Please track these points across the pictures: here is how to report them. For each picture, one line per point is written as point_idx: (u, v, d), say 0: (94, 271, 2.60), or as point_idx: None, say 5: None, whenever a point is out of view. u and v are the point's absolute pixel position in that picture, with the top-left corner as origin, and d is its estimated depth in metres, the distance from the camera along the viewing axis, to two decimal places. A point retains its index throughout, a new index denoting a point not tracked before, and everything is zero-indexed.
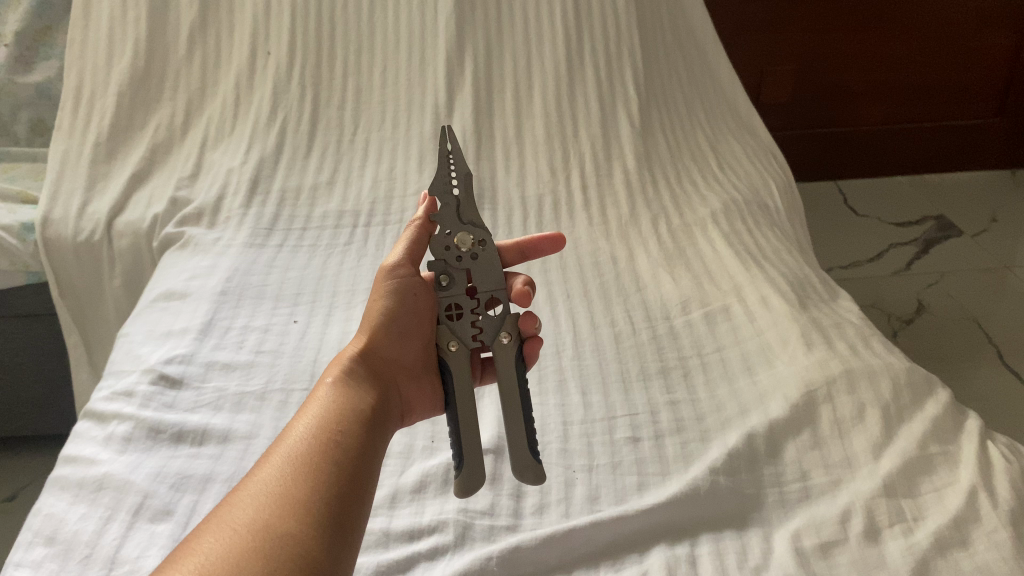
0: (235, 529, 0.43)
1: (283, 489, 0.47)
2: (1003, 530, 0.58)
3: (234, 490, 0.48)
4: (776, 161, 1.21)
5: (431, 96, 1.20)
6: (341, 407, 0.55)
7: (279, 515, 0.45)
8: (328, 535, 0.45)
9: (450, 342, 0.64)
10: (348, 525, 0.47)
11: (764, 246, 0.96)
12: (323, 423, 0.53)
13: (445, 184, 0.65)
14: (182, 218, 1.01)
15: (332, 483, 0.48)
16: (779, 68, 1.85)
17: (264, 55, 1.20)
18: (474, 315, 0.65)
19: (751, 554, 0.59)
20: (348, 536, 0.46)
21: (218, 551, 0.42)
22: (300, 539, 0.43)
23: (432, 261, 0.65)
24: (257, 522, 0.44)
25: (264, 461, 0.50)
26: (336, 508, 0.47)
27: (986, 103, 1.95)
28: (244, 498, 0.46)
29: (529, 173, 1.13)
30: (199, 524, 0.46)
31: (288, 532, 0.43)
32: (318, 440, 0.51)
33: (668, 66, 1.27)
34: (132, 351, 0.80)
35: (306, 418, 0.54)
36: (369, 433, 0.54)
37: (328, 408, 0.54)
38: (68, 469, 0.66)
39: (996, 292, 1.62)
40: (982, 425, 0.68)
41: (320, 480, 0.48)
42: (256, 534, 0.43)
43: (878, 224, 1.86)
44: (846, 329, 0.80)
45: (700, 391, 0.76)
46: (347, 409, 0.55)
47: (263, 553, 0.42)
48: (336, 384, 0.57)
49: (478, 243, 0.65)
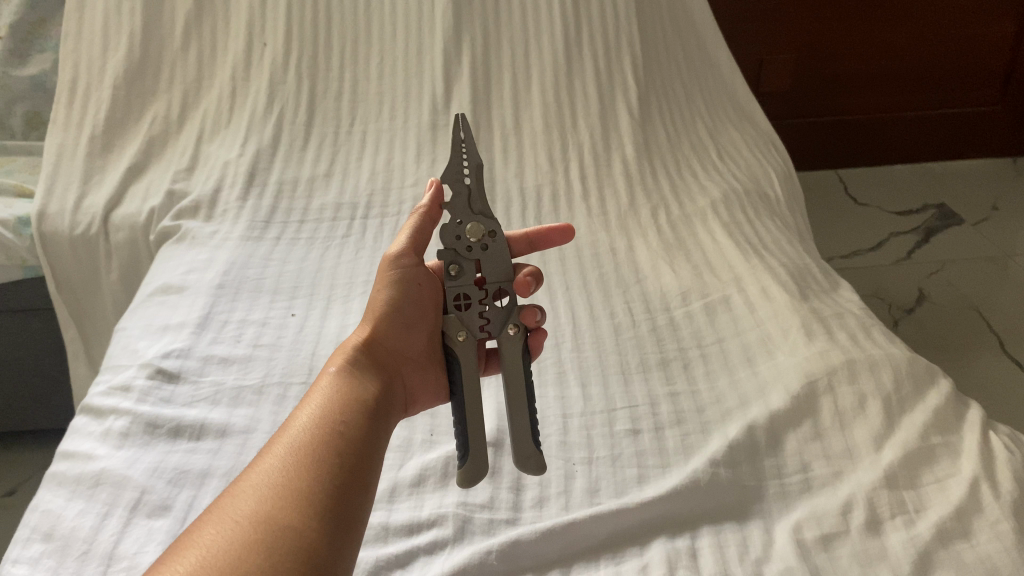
0: (237, 520, 0.43)
1: (286, 480, 0.46)
2: (1005, 522, 0.58)
3: (236, 481, 0.47)
4: (776, 150, 1.20)
5: (428, 87, 1.19)
6: (345, 397, 0.55)
7: (281, 505, 0.44)
8: (330, 527, 0.44)
9: (459, 333, 0.63)
10: (350, 517, 0.46)
11: (764, 235, 0.96)
12: (326, 414, 0.52)
13: (457, 174, 0.63)
14: (179, 211, 1.01)
15: (334, 473, 0.48)
16: (780, 56, 1.84)
17: (260, 46, 1.19)
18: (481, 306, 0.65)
19: (753, 547, 0.59)
20: (351, 526, 0.46)
21: (219, 543, 0.42)
22: (302, 531, 0.43)
23: (442, 250, 0.64)
24: (260, 514, 0.43)
25: (267, 451, 0.49)
26: (339, 498, 0.46)
27: (986, 90, 1.94)
28: (247, 489, 0.46)
29: (528, 164, 1.13)
30: (201, 516, 0.46)
31: (289, 524, 0.43)
32: (322, 431, 0.51)
33: (668, 54, 1.26)
34: (129, 346, 0.79)
35: (309, 409, 0.53)
36: (373, 423, 0.54)
37: (332, 399, 0.54)
38: (66, 465, 0.66)
39: (997, 280, 1.61)
40: (984, 416, 0.68)
41: (324, 470, 0.48)
42: (258, 526, 0.42)
43: (879, 213, 1.85)
44: (847, 320, 0.80)
45: (700, 382, 0.76)
46: (351, 400, 0.55)
47: (265, 544, 0.41)
48: (340, 374, 0.57)
49: (488, 235, 0.64)
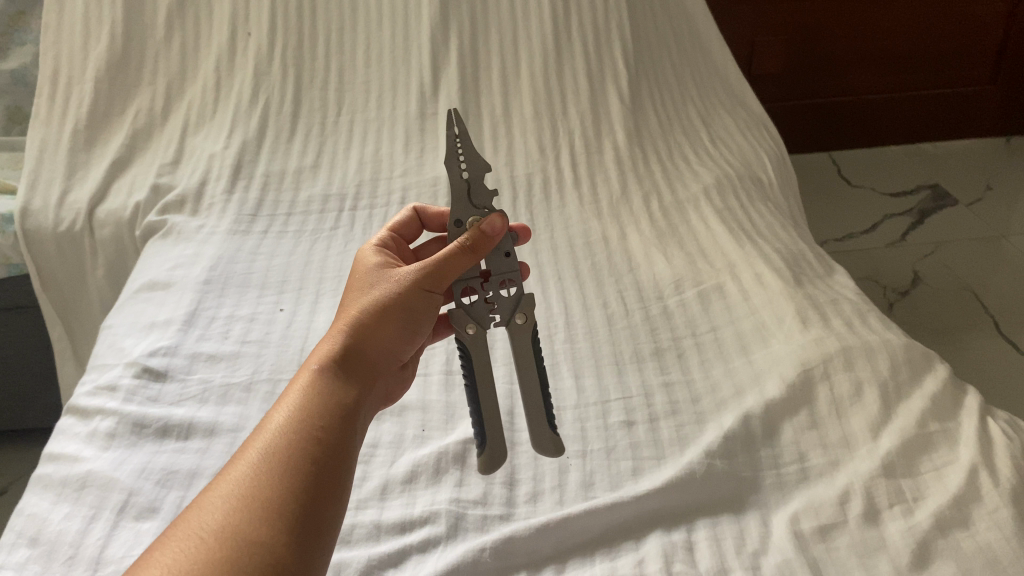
0: (201, 537, 0.42)
1: (255, 489, 0.44)
2: (1004, 509, 0.57)
3: (208, 485, 0.46)
4: (770, 134, 1.19)
5: (416, 75, 1.17)
6: (326, 390, 0.52)
7: (248, 520, 0.42)
8: (299, 542, 0.43)
9: (521, 312, 0.63)
10: (323, 529, 0.45)
11: (757, 220, 0.95)
12: (306, 411, 0.50)
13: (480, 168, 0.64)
14: (164, 205, 0.99)
15: (308, 479, 0.46)
16: (771, 39, 1.83)
17: (244, 36, 1.17)
18: (496, 292, 0.63)
19: (750, 539, 0.59)
20: (321, 537, 0.44)
21: (180, 562, 0.40)
22: (268, 548, 0.41)
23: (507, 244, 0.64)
24: (224, 529, 0.42)
25: (237, 456, 0.47)
26: (311, 507, 0.45)
27: (980, 70, 1.93)
28: (215, 499, 0.44)
29: (518, 151, 1.11)
30: (168, 523, 0.44)
31: (255, 540, 0.42)
32: (299, 432, 0.48)
33: (658, 38, 1.24)
34: (115, 344, 0.78)
35: (288, 404, 0.50)
36: (354, 419, 0.51)
37: (314, 392, 0.51)
38: (52, 467, 0.65)
39: (991, 261, 1.61)
40: (982, 402, 0.67)
41: (296, 477, 0.46)
42: (221, 544, 0.41)
43: (872, 195, 1.84)
44: (843, 306, 0.79)
45: (694, 372, 0.75)
46: (334, 395, 0.52)
47: (227, 568, 0.40)
48: (324, 367, 0.53)
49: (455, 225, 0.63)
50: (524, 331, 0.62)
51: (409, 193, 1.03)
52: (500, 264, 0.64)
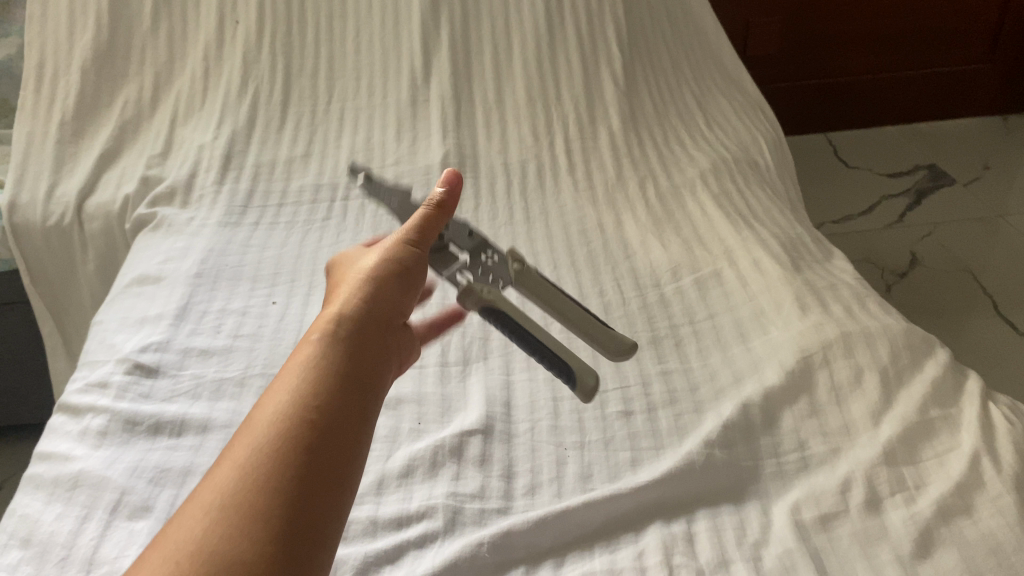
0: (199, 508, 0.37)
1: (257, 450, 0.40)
2: (1007, 495, 0.56)
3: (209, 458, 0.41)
4: (766, 117, 1.18)
5: (407, 62, 1.16)
6: (332, 342, 0.47)
7: (251, 484, 0.38)
8: (309, 499, 0.38)
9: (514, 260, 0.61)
10: (337, 479, 0.40)
11: (754, 205, 0.94)
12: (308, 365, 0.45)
13: None
14: (154, 198, 0.98)
15: (316, 435, 0.41)
16: (766, 20, 1.81)
17: (232, 25, 1.16)
18: (480, 264, 0.62)
19: (750, 529, 0.58)
20: (336, 489, 0.40)
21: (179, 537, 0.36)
22: (274, 512, 0.37)
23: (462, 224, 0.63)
24: (225, 495, 0.37)
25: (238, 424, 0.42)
26: (321, 466, 0.40)
27: (976, 49, 1.92)
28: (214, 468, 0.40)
29: (512, 137, 1.10)
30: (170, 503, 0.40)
31: (259, 505, 0.37)
32: (303, 387, 0.43)
33: (652, 21, 1.23)
34: (106, 340, 0.77)
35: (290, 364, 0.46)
36: (365, 373, 0.47)
37: (317, 347, 0.46)
38: (43, 467, 0.64)
39: (989, 241, 1.60)
40: (984, 387, 0.66)
41: (304, 433, 0.41)
42: (222, 512, 0.37)
43: (869, 176, 1.83)
44: (841, 291, 0.78)
45: (692, 360, 0.74)
46: (340, 347, 0.47)
47: (230, 537, 0.35)
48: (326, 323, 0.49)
49: None
50: (529, 270, 0.60)
51: (401, 181, 1.02)
52: (471, 241, 0.63)
